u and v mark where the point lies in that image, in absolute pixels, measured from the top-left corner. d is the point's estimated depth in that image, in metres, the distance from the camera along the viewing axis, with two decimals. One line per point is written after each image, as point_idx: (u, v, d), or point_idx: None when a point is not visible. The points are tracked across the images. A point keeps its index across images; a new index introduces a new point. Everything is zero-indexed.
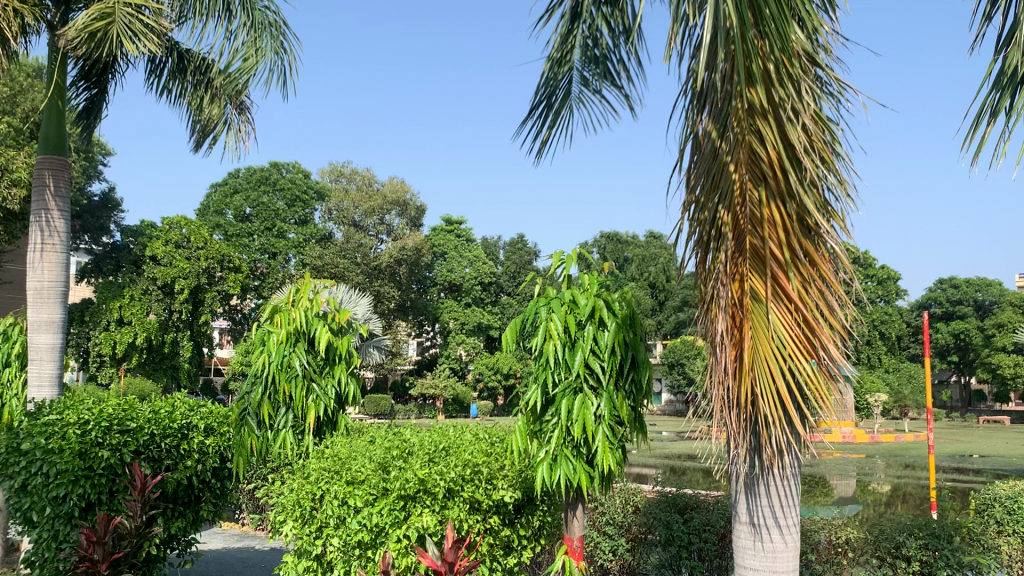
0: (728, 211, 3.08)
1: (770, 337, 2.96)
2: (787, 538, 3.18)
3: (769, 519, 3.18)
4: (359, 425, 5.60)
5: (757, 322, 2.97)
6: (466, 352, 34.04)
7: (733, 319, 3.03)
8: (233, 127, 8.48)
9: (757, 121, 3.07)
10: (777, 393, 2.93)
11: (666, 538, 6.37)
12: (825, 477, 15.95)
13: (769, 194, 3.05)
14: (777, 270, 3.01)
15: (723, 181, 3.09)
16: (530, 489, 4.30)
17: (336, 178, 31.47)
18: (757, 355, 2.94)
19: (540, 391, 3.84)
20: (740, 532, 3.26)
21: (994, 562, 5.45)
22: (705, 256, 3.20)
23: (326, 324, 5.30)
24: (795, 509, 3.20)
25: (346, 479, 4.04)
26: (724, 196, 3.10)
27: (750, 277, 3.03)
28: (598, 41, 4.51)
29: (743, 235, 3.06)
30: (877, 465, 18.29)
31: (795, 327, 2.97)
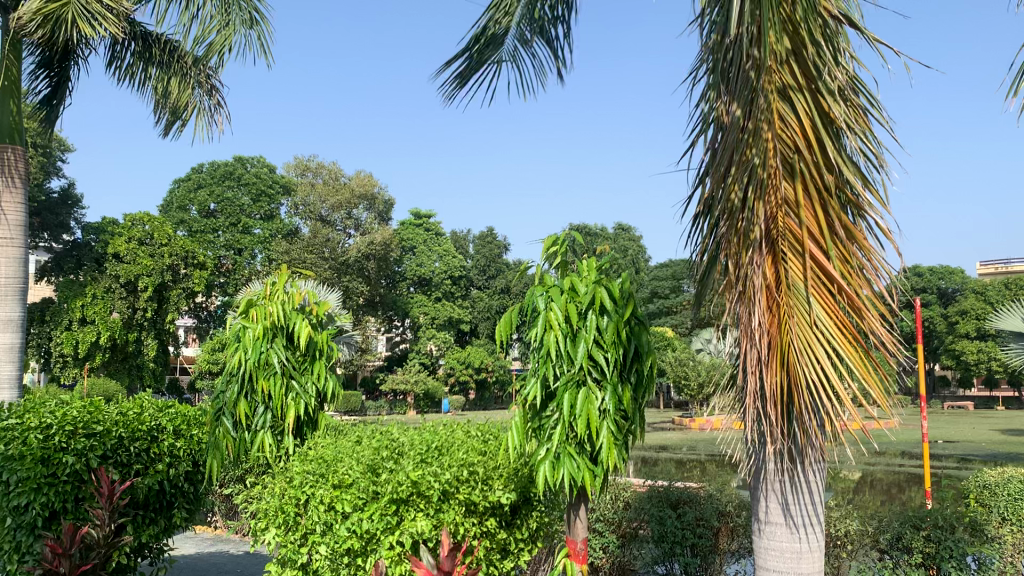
0: (760, 185, 2.86)
1: (810, 322, 2.75)
2: (816, 538, 3.01)
3: (801, 517, 2.99)
4: (338, 424, 5.33)
5: (797, 305, 2.77)
6: (437, 346, 33.70)
7: (769, 303, 2.81)
8: (203, 111, 8.16)
9: (789, 88, 2.89)
10: (821, 382, 2.72)
11: (658, 534, 6.15)
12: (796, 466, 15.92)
13: (804, 168, 2.86)
14: (815, 249, 2.82)
15: (754, 151, 2.87)
16: (528, 489, 4.06)
17: (302, 172, 30.82)
18: (797, 341, 2.73)
19: (539, 385, 3.59)
20: (766, 533, 3.06)
21: (998, 551, 5.27)
22: (732, 237, 2.97)
23: (305, 318, 5.05)
24: (823, 507, 3.03)
25: (332, 483, 3.78)
26: (754, 171, 2.87)
27: (785, 256, 2.82)
28: (547, 4, 4.28)
29: (776, 212, 2.86)
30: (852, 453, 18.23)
31: (837, 311, 2.77)
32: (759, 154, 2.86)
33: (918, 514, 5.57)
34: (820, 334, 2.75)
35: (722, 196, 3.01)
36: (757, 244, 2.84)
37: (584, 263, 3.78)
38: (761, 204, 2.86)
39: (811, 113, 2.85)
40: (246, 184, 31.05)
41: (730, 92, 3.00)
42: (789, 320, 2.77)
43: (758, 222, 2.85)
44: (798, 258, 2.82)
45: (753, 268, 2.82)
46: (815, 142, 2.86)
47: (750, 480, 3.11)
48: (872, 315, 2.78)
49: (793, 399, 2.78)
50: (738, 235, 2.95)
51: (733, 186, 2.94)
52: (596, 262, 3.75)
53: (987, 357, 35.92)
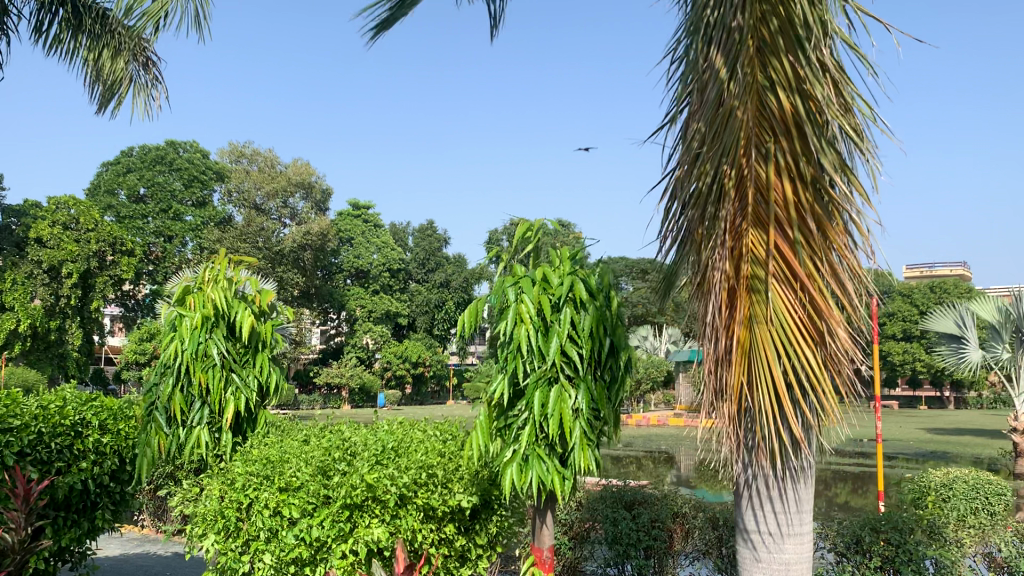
0: (728, 167, 2.62)
1: (769, 320, 2.53)
2: (800, 551, 2.79)
3: (770, 526, 2.79)
4: (281, 421, 4.99)
5: (758, 301, 2.54)
6: (373, 340, 33.14)
7: (729, 296, 2.61)
8: (139, 86, 7.69)
9: (767, 63, 2.63)
10: (776, 386, 2.52)
11: (612, 536, 5.92)
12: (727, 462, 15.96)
13: (779, 153, 2.61)
14: (784, 239, 2.57)
15: (725, 131, 2.63)
16: (489, 492, 3.80)
17: (237, 158, 29.88)
18: (756, 340, 2.53)
19: (508, 382, 3.34)
20: (744, 541, 2.87)
21: (957, 555, 5.16)
22: (701, 223, 2.74)
23: (248, 307, 4.70)
24: (806, 515, 2.80)
25: (278, 487, 3.47)
26: (723, 152, 2.64)
27: (749, 248, 2.59)
28: None
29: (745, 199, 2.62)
30: None
31: (799, 310, 2.54)
32: (731, 136, 2.61)
33: (877, 518, 5.44)
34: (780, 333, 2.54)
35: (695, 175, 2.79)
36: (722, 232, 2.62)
37: (558, 253, 3.52)
38: (729, 189, 2.63)
39: (794, 93, 2.59)
40: (177, 169, 30.05)
41: (710, 61, 2.75)
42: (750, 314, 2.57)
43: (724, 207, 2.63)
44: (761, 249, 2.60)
45: (715, 260, 2.61)
46: (794, 123, 2.60)
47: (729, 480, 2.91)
48: (836, 316, 2.54)
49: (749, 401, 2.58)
50: (705, 218, 2.72)
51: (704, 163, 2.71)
52: (572, 252, 3.49)
53: (913, 359, 36.85)
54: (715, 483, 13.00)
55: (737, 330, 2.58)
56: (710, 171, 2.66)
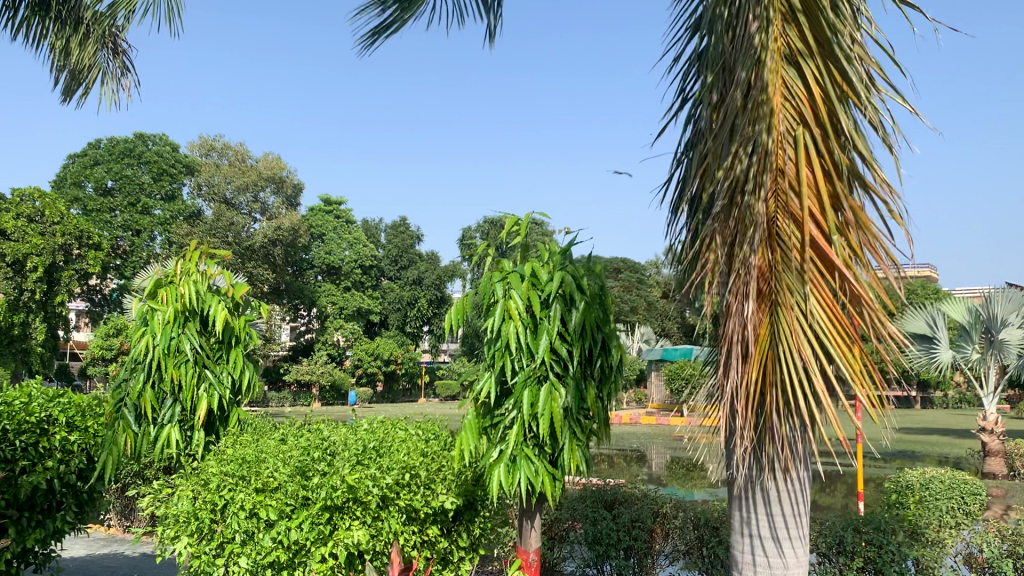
0: (760, 159, 2.54)
1: (803, 316, 2.47)
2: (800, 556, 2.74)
3: (771, 532, 2.73)
4: (255, 419, 4.85)
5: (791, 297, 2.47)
6: (344, 337, 32.87)
7: (761, 289, 2.53)
8: (107, 75, 7.49)
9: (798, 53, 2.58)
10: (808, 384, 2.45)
11: (592, 536, 5.82)
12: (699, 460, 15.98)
13: (809, 143, 2.55)
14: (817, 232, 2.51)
15: (754, 122, 2.55)
16: (473, 493, 3.70)
17: (206, 152, 29.51)
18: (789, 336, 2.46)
19: (495, 380, 3.24)
20: (746, 546, 2.80)
21: (940, 555, 5.12)
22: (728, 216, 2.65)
23: (222, 300, 4.54)
24: (805, 518, 2.76)
25: (254, 488, 3.33)
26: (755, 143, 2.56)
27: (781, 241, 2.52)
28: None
29: (777, 189, 2.55)
30: None
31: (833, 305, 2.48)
32: (763, 127, 2.53)
33: (858, 518, 5.41)
34: (813, 330, 2.48)
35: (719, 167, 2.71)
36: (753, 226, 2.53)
37: (547, 249, 3.42)
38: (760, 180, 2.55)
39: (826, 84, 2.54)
40: (146, 163, 29.61)
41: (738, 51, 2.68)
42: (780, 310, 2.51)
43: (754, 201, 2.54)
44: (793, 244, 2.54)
45: (746, 253, 2.53)
46: (822, 114, 2.56)
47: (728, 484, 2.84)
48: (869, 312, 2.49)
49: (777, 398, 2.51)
50: (732, 210, 2.64)
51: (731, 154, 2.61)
52: (561, 246, 3.40)
53: None
54: (688, 480, 13.31)
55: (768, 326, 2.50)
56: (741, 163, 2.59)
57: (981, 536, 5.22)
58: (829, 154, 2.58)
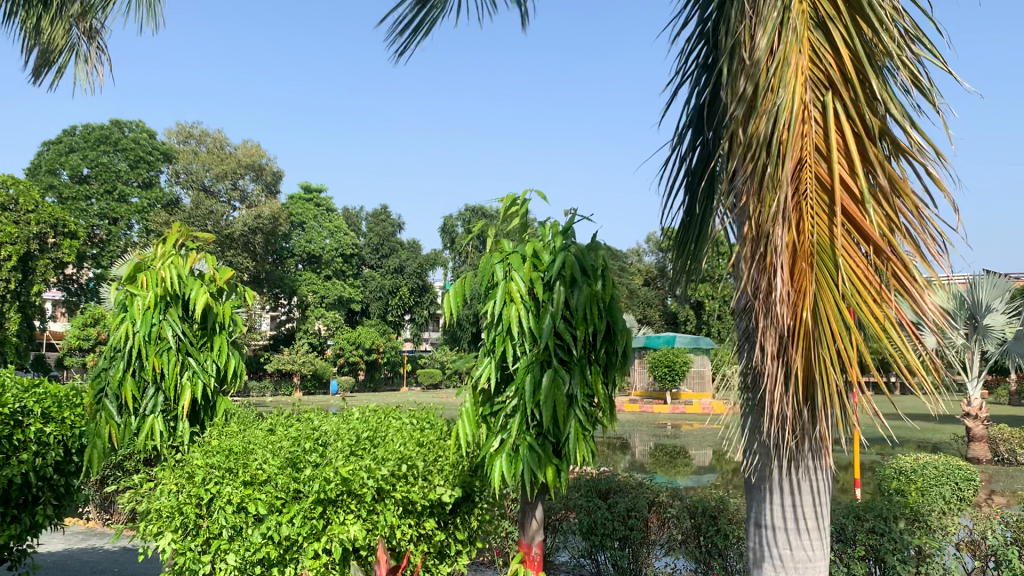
0: (786, 124, 2.31)
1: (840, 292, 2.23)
2: (821, 548, 2.64)
3: (798, 523, 2.63)
4: (241, 409, 4.67)
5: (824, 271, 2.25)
6: (326, 326, 32.57)
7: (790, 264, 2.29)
8: (81, 55, 7.24)
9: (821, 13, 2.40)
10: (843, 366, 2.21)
11: (587, 526, 5.69)
12: (686, 448, 15.88)
13: (839, 106, 2.33)
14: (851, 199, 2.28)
15: (779, 83, 2.32)
16: (471, 484, 3.54)
17: (184, 139, 29.07)
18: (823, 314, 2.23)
19: (495, 365, 3.09)
20: (772, 538, 2.67)
21: (941, 543, 5.03)
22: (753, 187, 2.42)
23: (203, 285, 4.34)
24: (825, 507, 2.66)
25: (242, 481, 3.16)
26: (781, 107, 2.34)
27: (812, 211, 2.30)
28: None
29: (806, 157, 2.32)
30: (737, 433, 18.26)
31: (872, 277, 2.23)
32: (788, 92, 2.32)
33: (858, 506, 5.32)
34: (852, 308, 2.23)
35: (740, 139, 2.49)
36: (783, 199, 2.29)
37: (548, 227, 3.27)
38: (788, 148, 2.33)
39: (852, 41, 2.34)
40: (123, 150, 29.10)
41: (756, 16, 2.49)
42: (814, 287, 2.26)
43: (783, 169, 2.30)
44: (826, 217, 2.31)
45: (774, 228, 2.30)
46: (852, 75, 2.34)
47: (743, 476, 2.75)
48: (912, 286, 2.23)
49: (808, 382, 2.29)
50: (758, 183, 2.41)
51: (753, 122, 2.39)
52: (564, 224, 3.25)
53: None
54: (671, 467, 13.21)
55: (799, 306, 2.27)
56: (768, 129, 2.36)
57: (983, 523, 5.12)
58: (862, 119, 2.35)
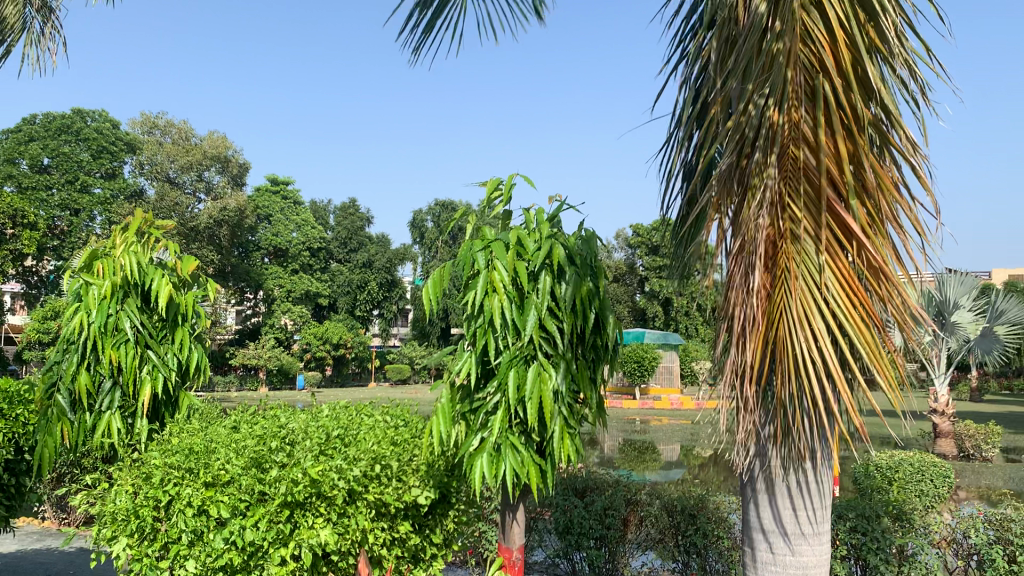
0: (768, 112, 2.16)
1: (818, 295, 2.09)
2: (820, 553, 2.47)
3: (790, 526, 2.46)
4: (203, 405, 4.45)
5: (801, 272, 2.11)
6: (292, 321, 32.11)
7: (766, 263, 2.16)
8: (33, 37, 6.92)
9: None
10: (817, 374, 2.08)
11: (563, 525, 5.47)
12: (654, 443, 15.82)
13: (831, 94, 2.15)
14: (834, 195, 2.13)
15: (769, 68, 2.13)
16: (448, 484, 3.37)
17: (149, 130, 28.52)
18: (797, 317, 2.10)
19: (476, 360, 2.93)
20: (762, 540, 2.52)
21: (925, 544, 4.90)
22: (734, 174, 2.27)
23: (165, 274, 4.10)
24: (825, 509, 2.48)
25: (203, 482, 2.96)
26: (765, 96, 2.17)
27: (791, 205, 2.15)
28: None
29: (788, 145, 2.16)
30: (704, 428, 18.17)
31: (851, 280, 2.09)
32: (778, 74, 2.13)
33: (841, 505, 5.18)
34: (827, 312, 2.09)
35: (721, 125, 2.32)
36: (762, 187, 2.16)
37: (533, 215, 3.10)
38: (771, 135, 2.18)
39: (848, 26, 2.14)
40: (85, 139, 28.50)
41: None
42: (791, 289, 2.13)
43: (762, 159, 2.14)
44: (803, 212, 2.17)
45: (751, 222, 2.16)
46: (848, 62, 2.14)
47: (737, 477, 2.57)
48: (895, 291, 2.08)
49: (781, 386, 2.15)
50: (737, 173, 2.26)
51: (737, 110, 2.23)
52: (549, 213, 3.08)
53: None
54: (639, 462, 13.13)
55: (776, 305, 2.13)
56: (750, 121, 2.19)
57: (966, 521, 5.01)
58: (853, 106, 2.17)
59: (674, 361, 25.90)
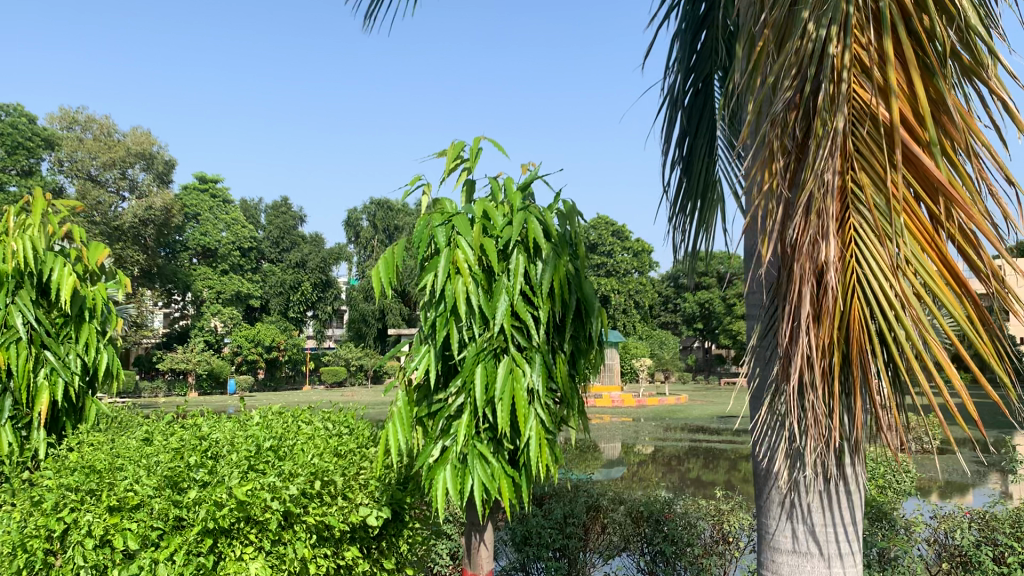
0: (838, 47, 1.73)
1: (900, 266, 1.69)
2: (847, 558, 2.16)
3: (830, 538, 2.14)
4: (112, 413, 3.87)
5: (881, 234, 1.72)
6: (222, 323, 30.93)
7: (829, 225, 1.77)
8: None
9: None
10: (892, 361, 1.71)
11: (519, 536, 4.75)
12: (596, 441, 15.49)
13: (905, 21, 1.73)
14: (910, 139, 1.73)
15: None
16: (401, 500, 2.90)
17: (68, 125, 27.04)
18: (870, 293, 1.73)
19: (436, 356, 2.51)
20: (790, 559, 2.18)
21: (909, 547, 4.51)
22: (789, 118, 1.86)
23: (66, 262, 3.48)
24: (854, 512, 2.18)
25: (107, 507, 2.42)
26: (824, 31, 1.75)
27: (857, 157, 1.76)
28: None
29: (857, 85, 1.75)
30: (645, 425, 17.91)
31: (935, 244, 1.71)
32: None
33: None
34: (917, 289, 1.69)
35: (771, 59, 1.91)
36: (825, 134, 1.72)
37: (501, 185, 2.68)
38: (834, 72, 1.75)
39: None
40: None
41: None
42: (864, 259, 1.74)
43: (829, 106, 1.73)
44: (879, 160, 1.74)
45: (812, 181, 1.75)
46: None
47: (767, 483, 2.23)
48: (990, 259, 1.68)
49: (849, 375, 1.79)
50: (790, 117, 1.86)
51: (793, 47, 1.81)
52: (520, 183, 2.65)
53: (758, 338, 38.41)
54: (580, 460, 12.77)
55: (840, 278, 1.75)
56: (806, 57, 1.78)
57: (951, 522, 4.70)
58: (926, 33, 1.74)
59: (616, 359, 25.70)
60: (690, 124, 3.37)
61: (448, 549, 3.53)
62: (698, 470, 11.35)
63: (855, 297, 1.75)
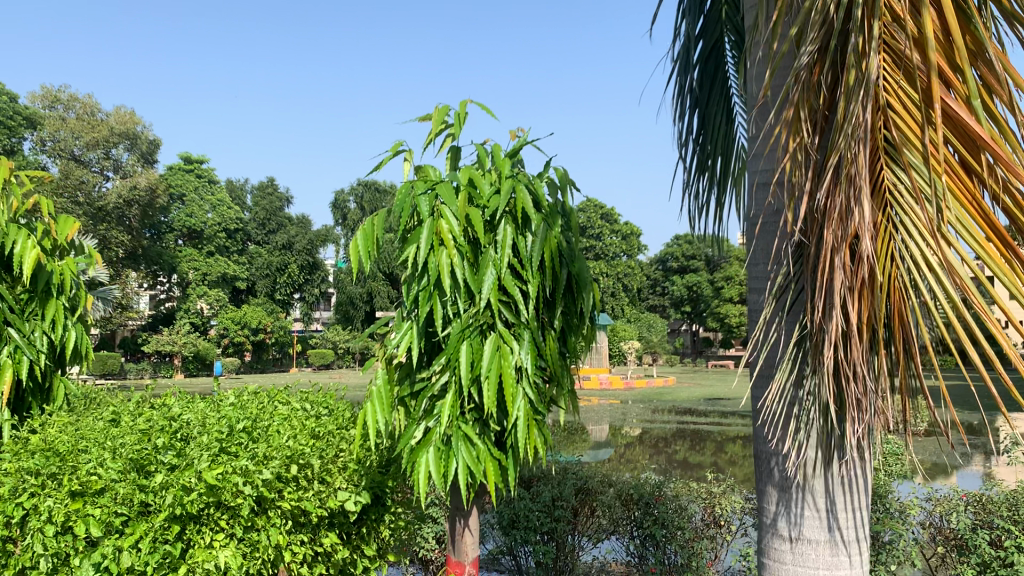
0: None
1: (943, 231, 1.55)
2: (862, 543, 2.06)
3: (847, 521, 2.04)
4: (83, 393, 3.72)
5: (920, 195, 1.58)
6: (208, 305, 30.68)
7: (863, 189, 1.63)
8: None
9: None
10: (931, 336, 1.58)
11: (507, 518, 4.65)
12: (584, 423, 15.42)
13: None
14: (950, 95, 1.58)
15: None
16: (381, 483, 2.77)
17: (50, 104, 26.62)
18: (908, 261, 1.59)
19: (418, 332, 2.36)
20: (802, 548, 2.07)
21: (903, 530, 4.40)
22: (813, 72, 1.71)
23: (30, 235, 3.31)
24: (866, 492, 2.08)
25: (68, 492, 2.27)
26: None
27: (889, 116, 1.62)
28: None
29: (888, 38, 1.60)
30: (632, 407, 17.84)
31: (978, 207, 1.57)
32: None
33: None
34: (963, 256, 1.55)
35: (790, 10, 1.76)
36: (856, 91, 1.57)
37: (488, 152, 2.53)
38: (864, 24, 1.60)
39: None
40: None
41: None
42: (903, 225, 1.60)
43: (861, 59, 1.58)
44: (913, 115, 1.60)
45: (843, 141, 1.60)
46: None
47: (776, 467, 2.10)
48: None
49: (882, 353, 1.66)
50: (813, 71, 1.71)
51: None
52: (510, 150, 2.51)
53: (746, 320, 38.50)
54: (568, 442, 12.68)
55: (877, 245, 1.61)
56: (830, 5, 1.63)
57: (947, 505, 4.59)
58: None
59: (605, 341, 25.63)
60: (701, 89, 3.30)
61: (434, 532, 3.41)
62: (684, 452, 11.29)
63: (894, 267, 1.61)
